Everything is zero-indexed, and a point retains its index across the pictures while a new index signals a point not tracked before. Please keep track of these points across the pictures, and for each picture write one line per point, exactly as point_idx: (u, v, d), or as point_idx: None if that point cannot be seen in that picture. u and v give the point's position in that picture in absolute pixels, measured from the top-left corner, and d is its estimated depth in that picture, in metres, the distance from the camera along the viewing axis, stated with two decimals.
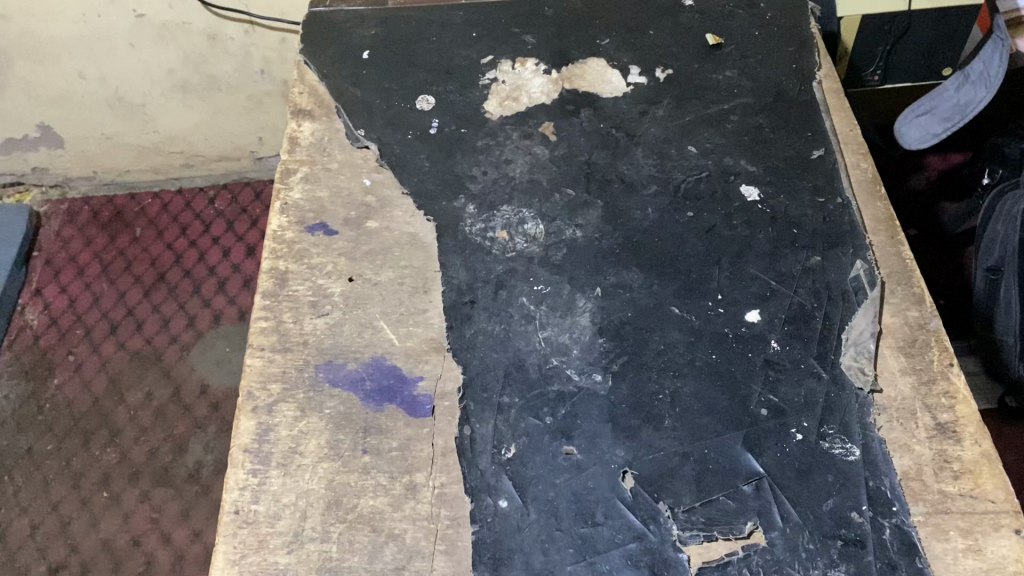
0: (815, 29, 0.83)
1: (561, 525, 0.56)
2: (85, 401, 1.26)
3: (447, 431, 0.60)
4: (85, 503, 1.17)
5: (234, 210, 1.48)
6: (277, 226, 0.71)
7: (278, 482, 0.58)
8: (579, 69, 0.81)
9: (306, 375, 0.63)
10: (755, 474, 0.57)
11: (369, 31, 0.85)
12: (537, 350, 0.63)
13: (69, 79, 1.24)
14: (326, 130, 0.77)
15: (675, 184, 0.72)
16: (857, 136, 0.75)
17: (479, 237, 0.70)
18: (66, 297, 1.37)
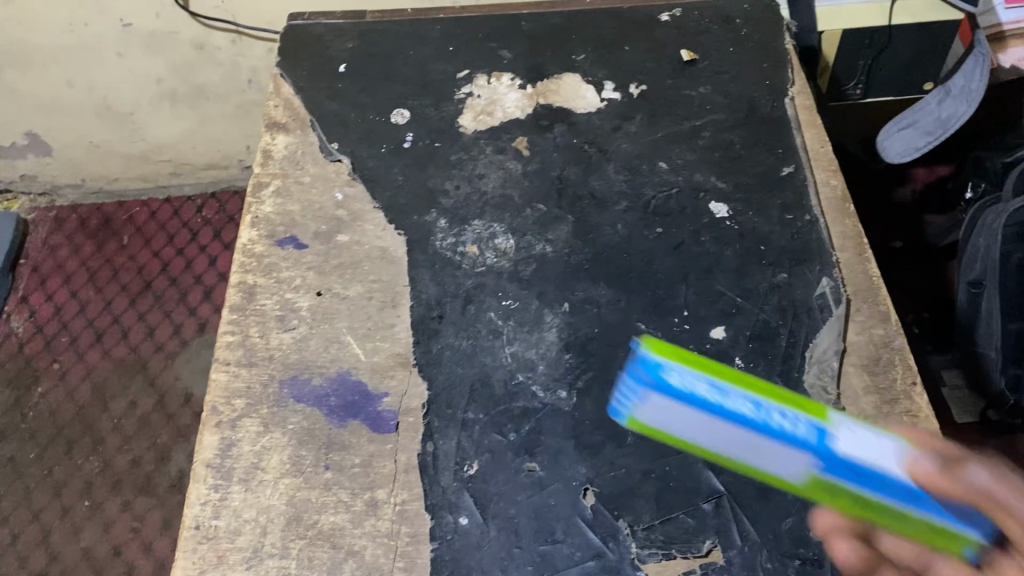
0: (790, 46, 0.84)
1: (520, 542, 0.56)
2: (69, 409, 1.26)
3: (410, 447, 0.60)
4: (66, 512, 1.17)
5: (222, 218, 1.48)
6: (247, 240, 0.71)
7: (240, 497, 0.59)
8: (554, 83, 0.81)
9: (271, 391, 0.63)
10: (715, 492, 0.58)
11: (346, 45, 0.85)
12: (503, 366, 0.63)
13: (56, 88, 1.24)
14: (300, 144, 0.78)
15: (646, 200, 0.73)
16: (828, 154, 0.76)
17: (448, 252, 0.70)
18: (52, 305, 1.37)
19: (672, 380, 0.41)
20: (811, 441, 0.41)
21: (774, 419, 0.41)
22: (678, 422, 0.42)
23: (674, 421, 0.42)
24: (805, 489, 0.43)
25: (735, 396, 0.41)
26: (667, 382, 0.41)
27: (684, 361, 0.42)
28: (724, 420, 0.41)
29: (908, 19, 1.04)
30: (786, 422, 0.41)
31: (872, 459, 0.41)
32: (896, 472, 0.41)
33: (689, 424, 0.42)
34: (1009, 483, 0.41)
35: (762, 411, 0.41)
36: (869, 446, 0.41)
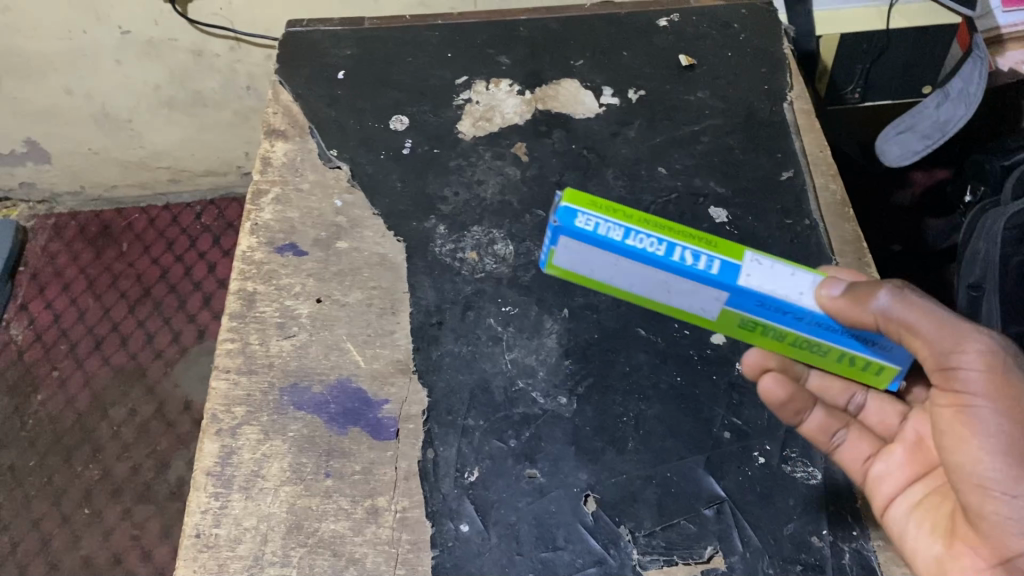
0: (788, 50, 0.84)
1: (521, 549, 0.56)
2: (69, 417, 1.26)
3: (410, 454, 0.60)
4: (66, 520, 1.16)
5: (221, 225, 1.48)
6: (246, 247, 0.71)
7: (240, 505, 0.58)
8: (553, 89, 0.81)
9: (271, 398, 0.63)
10: (716, 497, 0.58)
11: (345, 51, 0.85)
12: (503, 372, 0.63)
13: (55, 95, 1.24)
14: (298, 151, 0.78)
15: (645, 206, 0.73)
16: (826, 158, 0.76)
17: (448, 258, 0.70)
18: (52, 313, 1.37)
19: (584, 224, 0.48)
20: (716, 277, 0.48)
21: (680, 255, 0.48)
22: (593, 260, 0.50)
23: (595, 262, 0.50)
24: (717, 317, 0.51)
25: (644, 235, 0.48)
26: (576, 227, 0.48)
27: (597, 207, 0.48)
28: (634, 258, 0.48)
29: (905, 23, 1.04)
30: (693, 257, 0.48)
31: (777, 289, 0.48)
32: (800, 302, 0.48)
33: (603, 263, 0.50)
34: (911, 303, 0.46)
35: (669, 250, 0.48)
36: (776, 279, 0.48)
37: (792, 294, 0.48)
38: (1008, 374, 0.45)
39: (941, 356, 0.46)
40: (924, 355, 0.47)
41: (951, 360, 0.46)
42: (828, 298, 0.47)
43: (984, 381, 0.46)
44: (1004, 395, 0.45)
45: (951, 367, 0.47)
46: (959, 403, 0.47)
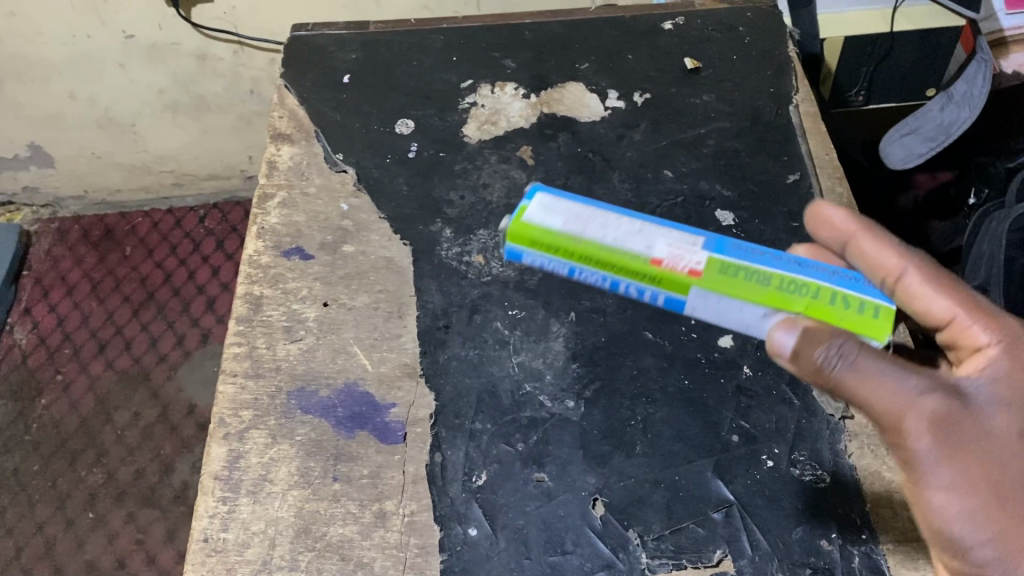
0: (793, 53, 0.84)
1: (530, 553, 0.56)
2: (73, 421, 1.26)
3: (418, 458, 0.60)
4: (70, 524, 1.16)
5: (225, 228, 1.48)
6: (253, 251, 0.71)
7: (248, 509, 0.58)
8: (558, 92, 0.81)
9: (278, 402, 0.63)
10: (724, 501, 0.58)
11: (350, 56, 0.85)
12: (510, 376, 0.63)
13: (59, 100, 1.24)
14: (304, 155, 0.78)
15: (651, 209, 0.73)
16: (833, 161, 0.76)
17: (454, 261, 0.70)
18: (55, 316, 1.37)
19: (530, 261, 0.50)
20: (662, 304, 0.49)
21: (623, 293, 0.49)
22: None
23: None
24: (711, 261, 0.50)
25: (586, 273, 0.48)
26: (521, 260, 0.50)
27: (542, 248, 0.49)
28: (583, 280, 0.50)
29: (910, 25, 1.06)
30: (634, 292, 0.48)
31: (723, 319, 0.48)
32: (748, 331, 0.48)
33: None
34: (849, 370, 0.42)
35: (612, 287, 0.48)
36: (721, 313, 0.47)
37: (741, 322, 0.48)
38: (947, 448, 0.43)
39: (881, 423, 0.44)
40: (863, 413, 0.45)
41: (890, 429, 0.44)
42: (770, 342, 0.45)
43: (923, 459, 0.43)
44: (946, 476, 0.43)
45: (891, 436, 0.44)
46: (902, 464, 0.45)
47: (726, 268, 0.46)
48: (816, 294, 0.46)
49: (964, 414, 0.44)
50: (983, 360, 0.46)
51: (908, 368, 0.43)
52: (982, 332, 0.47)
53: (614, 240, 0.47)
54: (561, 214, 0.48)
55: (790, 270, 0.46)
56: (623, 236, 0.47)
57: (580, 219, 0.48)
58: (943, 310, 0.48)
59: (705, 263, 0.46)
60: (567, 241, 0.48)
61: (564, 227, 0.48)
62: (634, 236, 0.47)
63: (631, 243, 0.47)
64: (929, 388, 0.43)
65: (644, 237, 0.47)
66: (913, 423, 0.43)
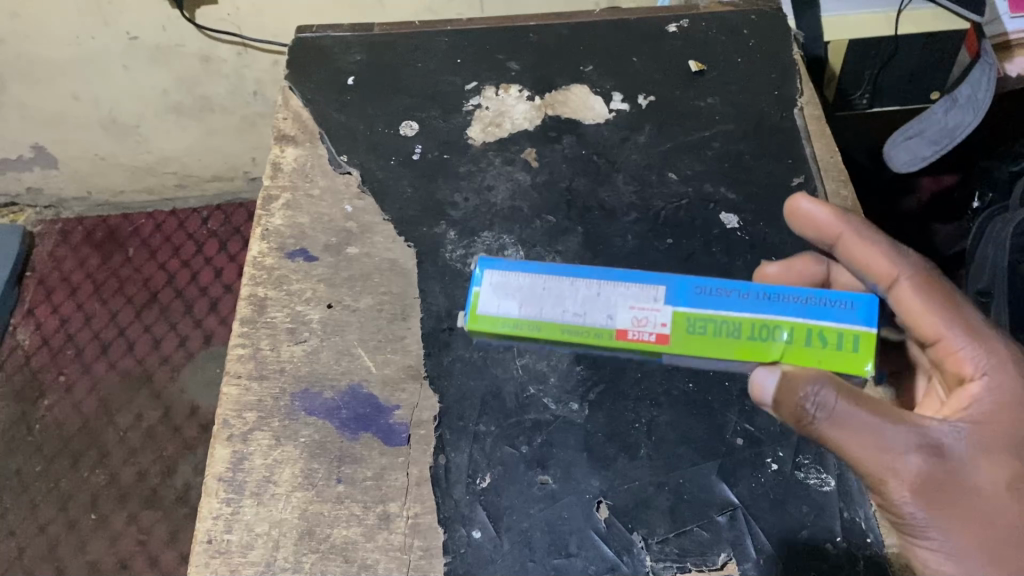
0: (798, 56, 0.84)
1: (534, 556, 0.56)
2: (75, 422, 1.26)
3: (422, 460, 0.60)
4: (73, 525, 1.16)
5: (228, 230, 1.48)
6: (257, 252, 0.71)
7: (252, 511, 0.58)
8: (562, 95, 0.81)
9: (282, 404, 0.63)
10: (729, 504, 0.57)
11: (355, 57, 0.85)
12: (514, 378, 0.63)
13: (63, 101, 1.24)
14: (309, 156, 0.78)
15: (655, 211, 0.73)
16: (837, 164, 0.76)
17: (459, 264, 0.70)
18: (58, 317, 1.37)
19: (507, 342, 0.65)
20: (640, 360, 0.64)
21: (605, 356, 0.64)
22: None
23: None
24: None
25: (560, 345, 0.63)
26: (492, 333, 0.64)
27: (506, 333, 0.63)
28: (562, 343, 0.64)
29: (915, 29, 1.04)
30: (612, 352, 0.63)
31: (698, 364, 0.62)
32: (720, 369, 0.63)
33: None
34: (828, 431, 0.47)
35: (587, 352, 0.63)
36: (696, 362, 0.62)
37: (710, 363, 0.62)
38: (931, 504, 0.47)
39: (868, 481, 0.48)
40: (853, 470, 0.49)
41: (876, 491, 0.48)
42: (755, 387, 0.52)
43: (910, 518, 0.47)
44: (934, 533, 0.47)
45: (879, 496, 0.48)
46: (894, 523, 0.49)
47: (691, 326, 0.61)
48: (771, 341, 0.59)
49: (947, 474, 0.47)
50: (969, 389, 0.51)
51: (889, 429, 0.47)
52: (969, 359, 0.52)
53: (583, 319, 0.62)
54: (530, 303, 0.62)
55: (756, 316, 0.60)
56: (587, 315, 0.62)
57: (546, 307, 0.62)
58: (933, 331, 0.53)
59: (669, 325, 0.61)
60: (540, 326, 0.62)
61: (535, 316, 0.62)
62: (598, 315, 0.62)
63: (598, 319, 0.62)
64: (909, 449, 0.47)
65: (608, 314, 0.61)
66: (897, 484, 0.47)
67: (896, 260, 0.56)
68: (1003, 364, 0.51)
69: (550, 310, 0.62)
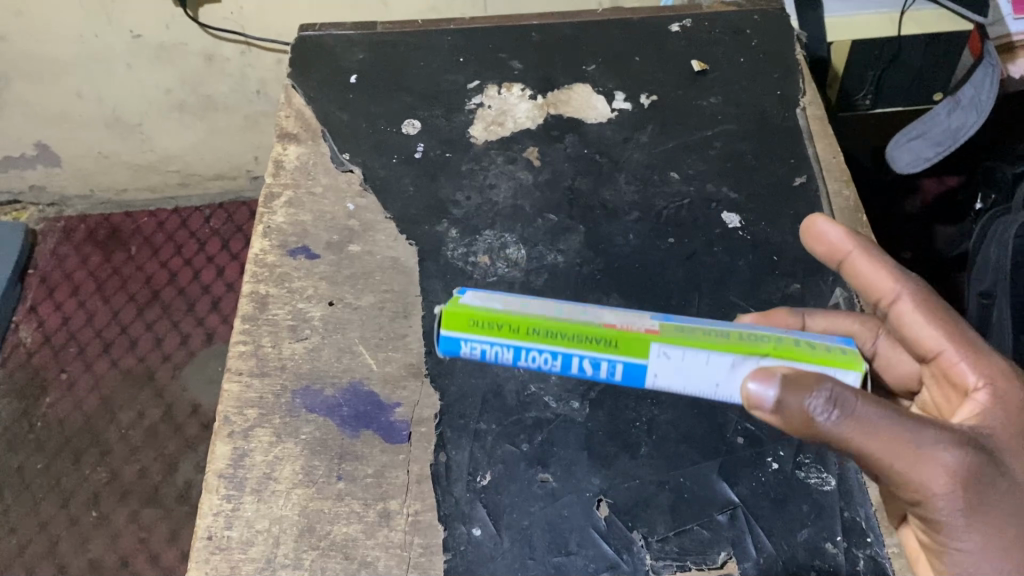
0: (801, 56, 0.84)
1: (534, 554, 0.56)
2: (77, 420, 1.26)
3: (422, 457, 0.60)
4: (74, 523, 1.16)
5: (230, 229, 1.48)
6: (259, 250, 0.71)
7: (253, 507, 0.58)
8: (565, 94, 0.81)
9: (283, 401, 0.63)
10: (729, 503, 0.57)
11: (357, 56, 0.85)
12: (515, 377, 0.63)
13: (66, 99, 1.24)
14: (312, 154, 0.78)
15: (657, 211, 0.73)
16: (840, 164, 0.76)
17: (460, 262, 0.70)
18: (60, 315, 1.37)
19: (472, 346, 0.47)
20: (623, 379, 0.47)
21: (577, 366, 0.46)
22: None
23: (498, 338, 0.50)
24: None
25: (538, 353, 0.46)
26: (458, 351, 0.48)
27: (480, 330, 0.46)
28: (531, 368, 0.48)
29: (918, 29, 1.04)
30: (590, 367, 0.46)
31: (690, 381, 0.46)
32: (719, 394, 0.46)
33: None
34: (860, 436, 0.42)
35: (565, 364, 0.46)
36: (689, 372, 0.45)
37: (708, 386, 0.46)
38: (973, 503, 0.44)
39: (902, 486, 0.43)
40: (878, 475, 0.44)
41: (912, 492, 0.44)
42: (748, 396, 0.43)
43: (947, 517, 0.44)
44: (974, 534, 0.44)
45: (912, 496, 0.44)
46: (922, 521, 0.46)
47: (675, 327, 0.46)
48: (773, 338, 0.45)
49: (989, 471, 0.44)
50: (974, 401, 0.48)
51: (924, 428, 0.43)
52: (973, 369, 0.49)
53: (552, 311, 0.47)
54: (495, 298, 0.48)
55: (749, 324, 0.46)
56: (565, 310, 0.47)
57: (514, 303, 0.48)
58: (934, 342, 0.50)
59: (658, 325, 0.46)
60: (505, 315, 0.46)
61: (501, 306, 0.47)
62: (572, 312, 0.47)
63: (573, 314, 0.47)
64: (947, 448, 0.43)
65: (581, 309, 0.47)
66: (938, 485, 0.43)
67: (890, 269, 0.52)
68: (1004, 375, 0.49)
69: (523, 305, 0.47)
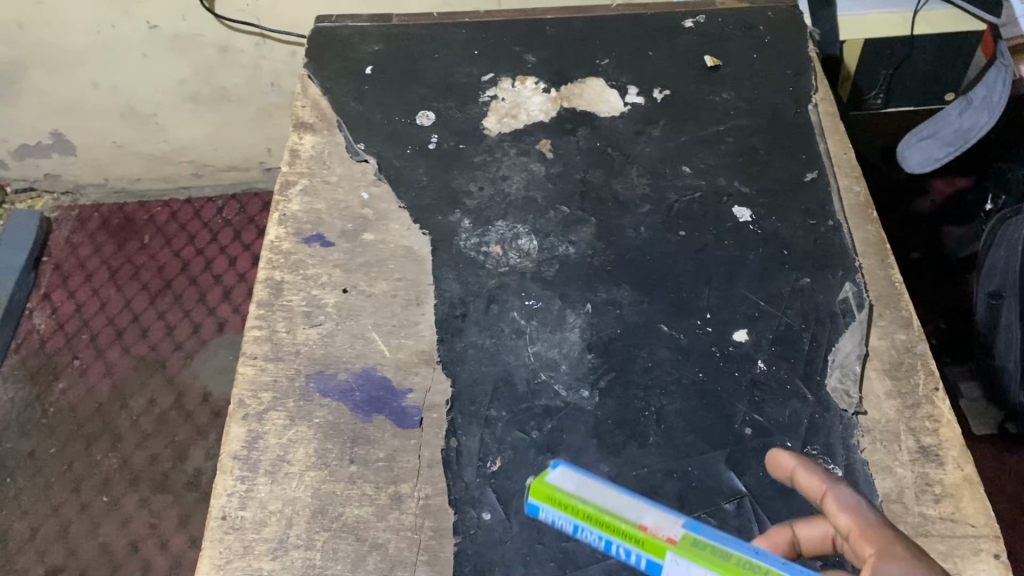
0: (813, 53, 0.84)
1: (542, 539, 0.57)
2: (89, 406, 1.27)
3: (433, 442, 0.61)
4: (84, 508, 1.18)
5: (242, 219, 1.49)
6: (275, 237, 0.72)
7: (266, 489, 0.59)
8: (578, 88, 0.82)
9: (297, 384, 0.64)
10: (736, 492, 0.58)
11: (373, 47, 0.86)
12: (526, 365, 0.64)
13: (82, 89, 1.26)
14: (327, 144, 0.79)
15: (668, 204, 0.73)
16: (850, 160, 0.77)
17: (473, 252, 0.70)
18: (74, 302, 1.39)
19: (547, 516, 0.53)
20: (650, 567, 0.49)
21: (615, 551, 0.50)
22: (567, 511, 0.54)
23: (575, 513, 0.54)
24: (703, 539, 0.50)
25: (585, 531, 0.51)
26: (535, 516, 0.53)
27: (549, 505, 0.52)
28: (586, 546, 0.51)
29: (930, 29, 1.04)
30: (625, 553, 0.50)
31: None
32: None
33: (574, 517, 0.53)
34: None
35: (606, 544, 0.50)
36: None
37: None
38: None
39: None
40: None
41: None
42: None
43: None
44: None
45: None
46: None
47: (697, 541, 0.48)
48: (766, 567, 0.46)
49: None
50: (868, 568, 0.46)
51: None
52: (872, 542, 0.47)
53: (611, 503, 0.50)
54: (576, 479, 0.52)
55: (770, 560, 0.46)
56: (620, 504, 0.50)
57: (591, 486, 0.52)
58: (843, 520, 0.49)
59: (678, 535, 0.48)
60: (573, 500, 0.51)
61: (577, 488, 0.52)
62: (629, 504, 0.50)
63: (624, 509, 0.50)
64: None
65: (636, 505, 0.50)
66: None
67: (830, 476, 0.52)
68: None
69: (592, 491, 0.51)
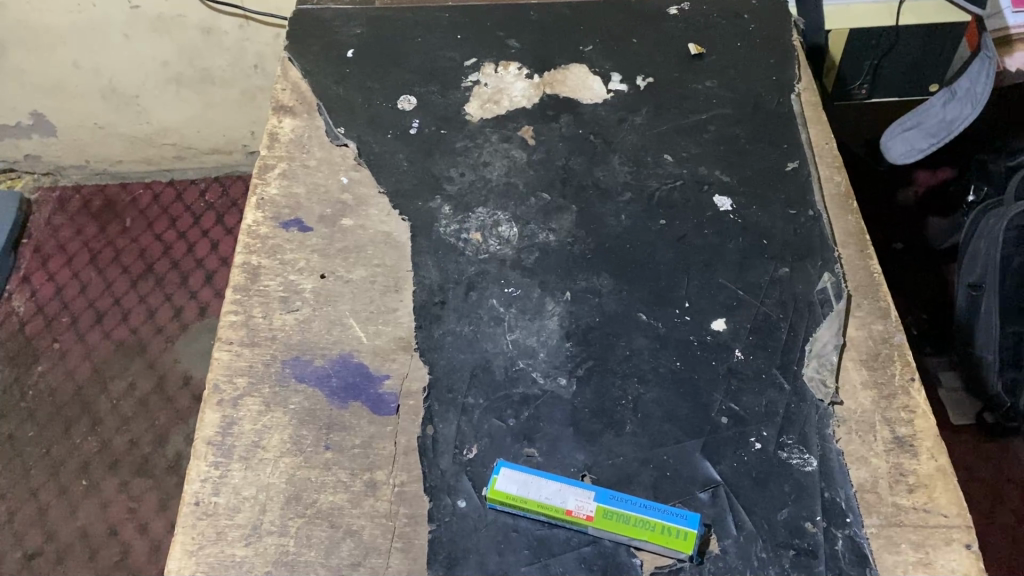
0: (797, 42, 0.84)
1: (517, 527, 0.57)
2: (69, 389, 1.26)
3: (410, 430, 0.61)
4: (63, 491, 1.17)
5: (225, 203, 1.48)
6: (252, 221, 0.72)
7: (240, 475, 0.59)
8: (561, 74, 0.81)
9: (273, 370, 0.63)
10: (711, 482, 0.58)
11: (356, 30, 0.85)
12: (504, 353, 0.64)
13: (63, 69, 1.24)
14: (306, 128, 0.78)
15: (650, 192, 0.73)
16: (831, 151, 0.77)
17: (452, 238, 0.70)
18: (54, 285, 1.37)
19: None
20: None
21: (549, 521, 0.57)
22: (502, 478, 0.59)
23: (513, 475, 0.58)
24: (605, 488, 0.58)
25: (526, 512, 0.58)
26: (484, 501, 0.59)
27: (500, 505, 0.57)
28: None
29: (915, 20, 1.04)
30: None
31: None
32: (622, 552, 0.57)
33: None
34: None
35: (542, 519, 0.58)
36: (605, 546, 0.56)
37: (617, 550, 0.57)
38: None
39: None
40: None
41: None
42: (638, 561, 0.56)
43: None
44: None
45: None
46: None
47: (611, 512, 0.56)
48: (660, 523, 0.55)
49: None
50: None
51: None
52: None
53: (545, 496, 0.56)
54: (521, 480, 0.57)
55: (660, 518, 0.55)
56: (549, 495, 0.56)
57: (531, 482, 0.57)
58: None
59: (594, 514, 0.56)
60: (516, 502, 0.56)
61: (519, 489, 0.56)
62: (557, 491, 0.56)
63: (553, 498, 0.56)
64: None
65: (562, 490, 0.56)
66: None
67: None
68: None
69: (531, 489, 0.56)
